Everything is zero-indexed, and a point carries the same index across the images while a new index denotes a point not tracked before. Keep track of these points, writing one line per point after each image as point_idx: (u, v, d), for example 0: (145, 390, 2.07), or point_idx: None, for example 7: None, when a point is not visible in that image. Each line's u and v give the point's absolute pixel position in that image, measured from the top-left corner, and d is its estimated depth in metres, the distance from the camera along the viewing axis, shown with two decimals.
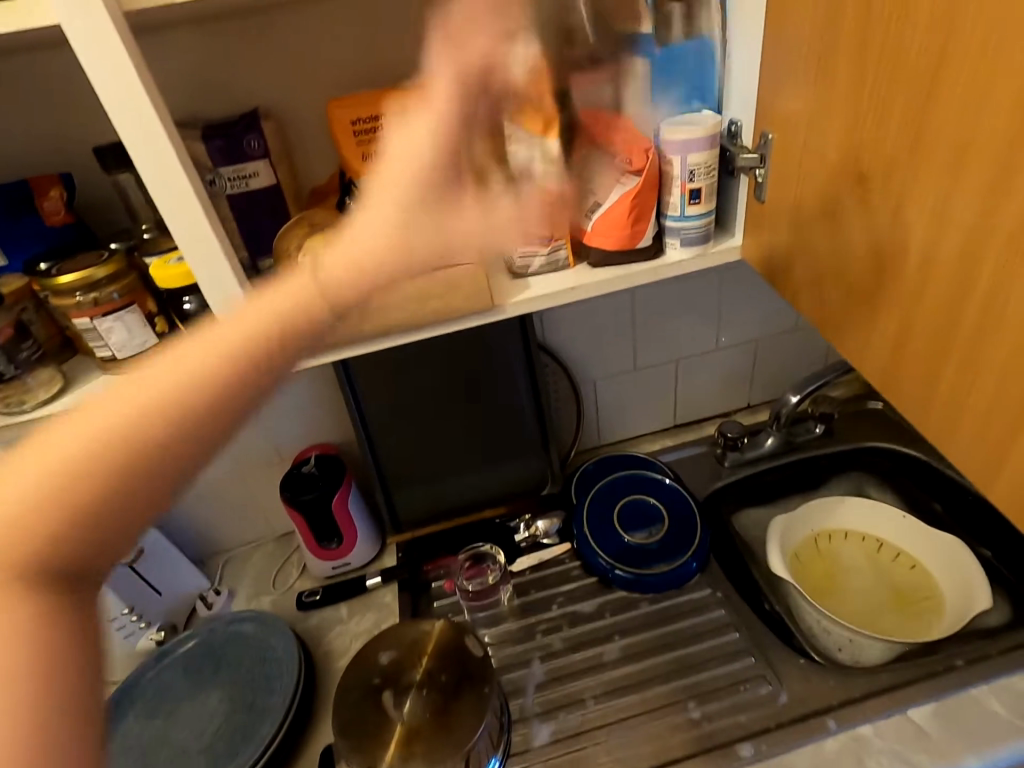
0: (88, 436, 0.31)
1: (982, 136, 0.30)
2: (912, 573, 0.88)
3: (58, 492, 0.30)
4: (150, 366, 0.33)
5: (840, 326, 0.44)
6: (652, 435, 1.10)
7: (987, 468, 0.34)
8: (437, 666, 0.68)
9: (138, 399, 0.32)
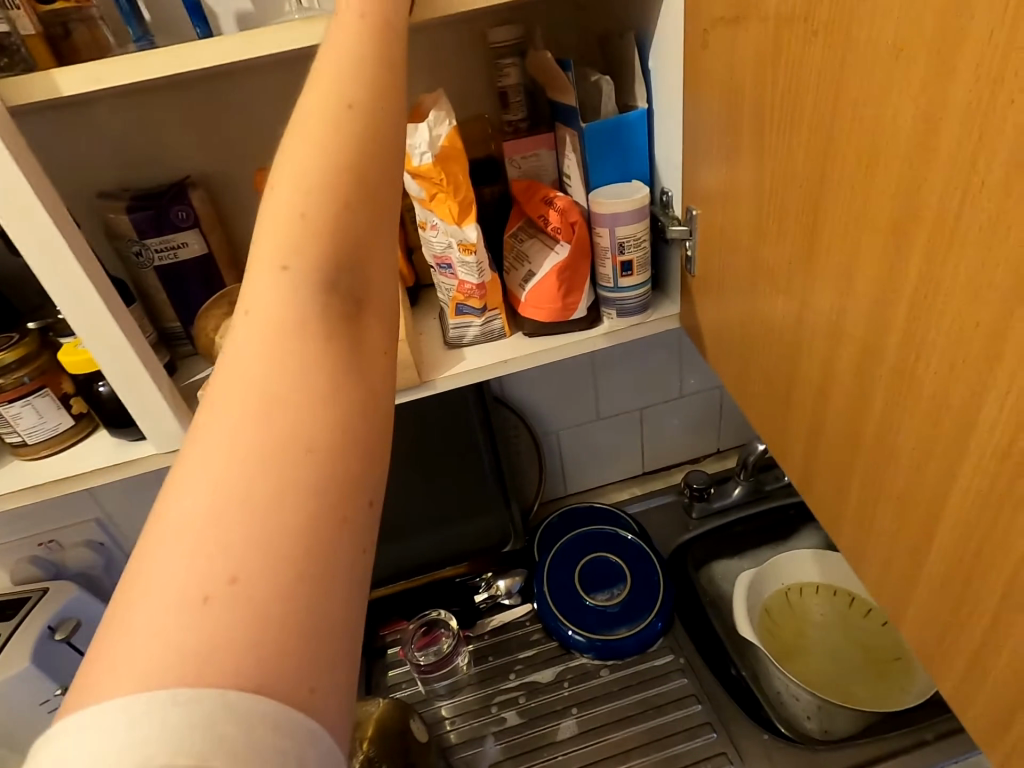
0: (255, 358, 0.27)
1: (862, 267, 0.30)
2: (882, 629, 0.84)
3: (280, 349, 0.28)
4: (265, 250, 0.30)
5: (761, 410, 0.44)
6: (618, 484, 1.07)
7: (896, 587, 0.33)
8: (378, 753, 0.63)
9: (274, 342, 0.28)
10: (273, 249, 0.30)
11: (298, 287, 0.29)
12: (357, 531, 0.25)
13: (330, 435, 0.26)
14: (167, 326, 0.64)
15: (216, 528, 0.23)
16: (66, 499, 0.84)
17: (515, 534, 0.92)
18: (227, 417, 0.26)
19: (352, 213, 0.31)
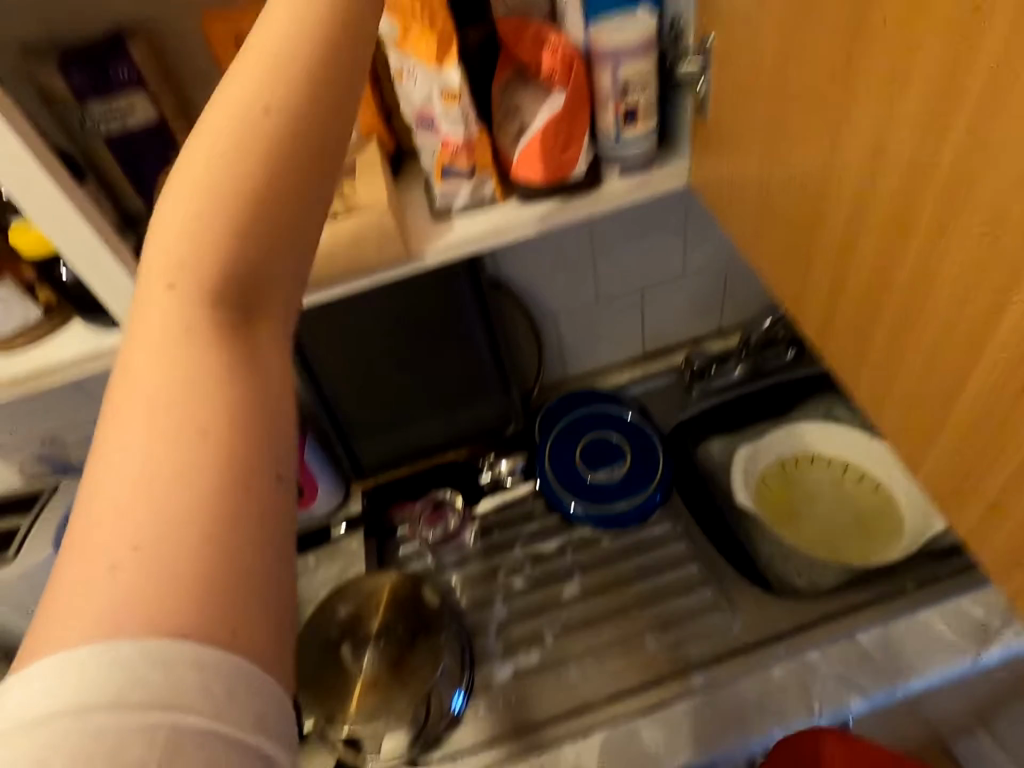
0: (172, 322, 0.27)
1: (916, 78, 0.27)
2: (874, 494, 0.88)
3: (195, 303, 0.27)
4: (172, 209, 0.28)
5: (768, 278, 0.42)
6: (620, 366, 1.05)
7: (929, 431, 0.34)
8: (393, 618, 0.68)
9: (185, 307, 0.27)
10: (177, 194, 0.28)
11: (211, 235, 0.28)
12: (272, 492, 0.25)
13: (229, 403, 0.26)
14: (129, 207, 0.59)
15: (124, 500, 0.23)
16: (61, 396, 0.83)
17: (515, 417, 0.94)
18: (133, 396, 0.26)
19: (245, 188, 0.28)
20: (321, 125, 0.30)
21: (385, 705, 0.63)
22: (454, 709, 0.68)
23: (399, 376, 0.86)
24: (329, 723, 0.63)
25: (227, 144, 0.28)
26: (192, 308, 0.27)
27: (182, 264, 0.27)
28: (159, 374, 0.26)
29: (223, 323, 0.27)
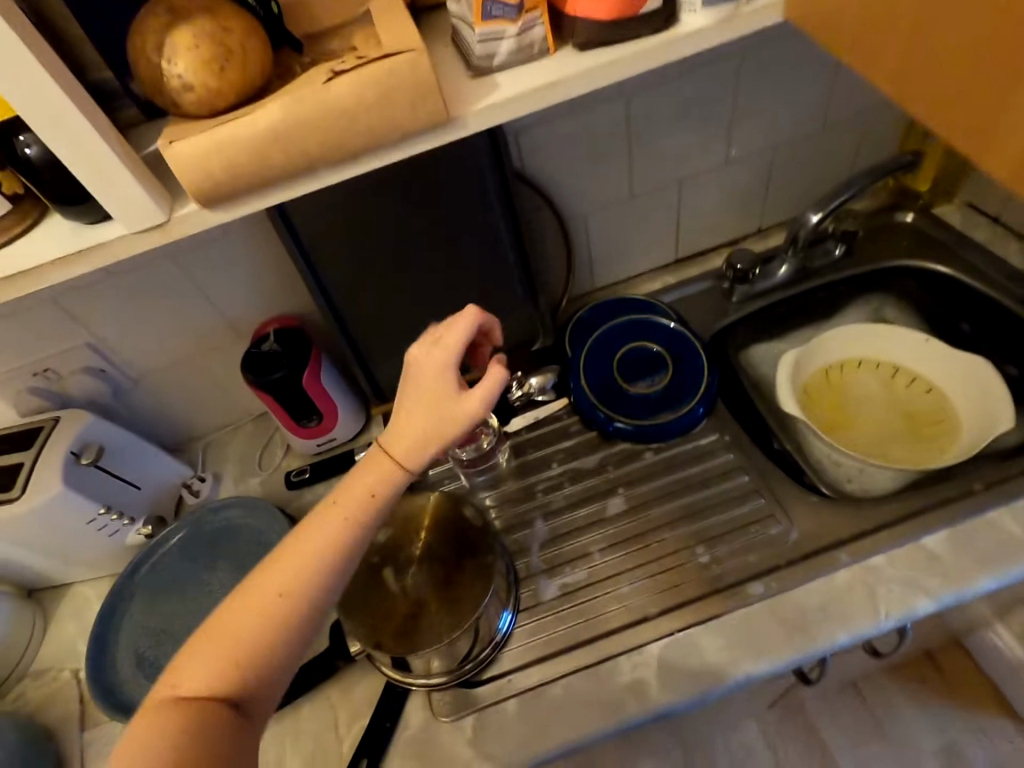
0: (239, 632, 0.46)
1: None
2: (925, 396, 0.83)
3: (160, 708, 0.44)
4: (255, 583, 0.48)
5: (963, 112, 0.36)
6: (650, 274, 0.98)
7: None
8: (436, 541, 0.65)
9: (258, 606, 0.46)
10: (228, 610, 0.47)
11: (203, 659, 0.45)
12: (246, 736, 0.44)
13: (220, 731, 0.43)
14: (95, 78, 0.48)
15: (152, 746, 0.42)
16: (48, 321, 0.76)
17: (543, 330, 0.90)
18: (196, 664, 0.45)
19: (335, 551, 0.49)
20: (391, 481, 0.51)
21: (434, 627, 0.60)
22: (503, 628, 0.66)
23: None
24: (374, 649, 0.60)
25: (309, 551, 0.48)
26: (250, 640, 0.46)
27: (262, 598, 0.47)
28: (328, 512, 0.49)
29: (272, 612, 0.47)
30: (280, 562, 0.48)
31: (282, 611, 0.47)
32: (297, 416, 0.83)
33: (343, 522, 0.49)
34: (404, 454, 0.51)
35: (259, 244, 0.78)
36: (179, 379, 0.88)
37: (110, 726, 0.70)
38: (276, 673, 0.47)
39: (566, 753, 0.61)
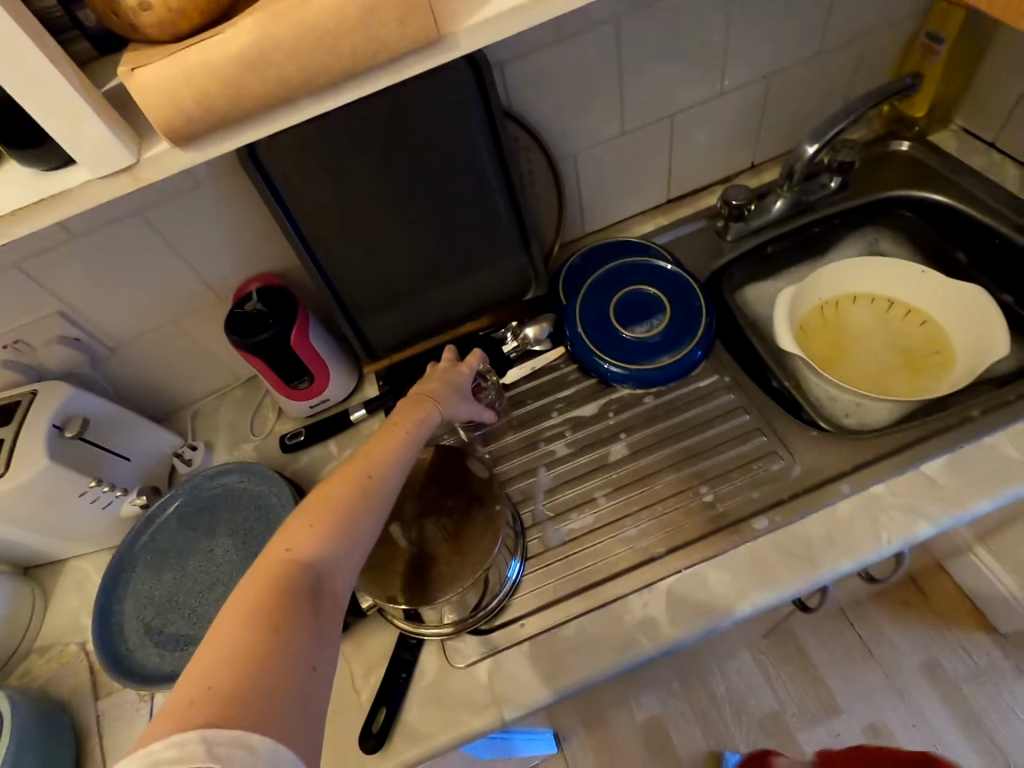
0: (310, 531, 0.50)
1: None
2: (919, 328, 0.83)
3: (244, 596, 0.45)
4: (317, 497, 0.53)
5: None
6: (642, 215, 0.96)
7: None
8: (442, 493, 0.65)
9: (325, 511, 0.52)
10: (295, 522, 0.51)
11: (279, 553, 0.49)
12: (330, 611, 0.47)
13: (309, 604, 0.46)
14: None
15: (248, 621, 0.43)
16: (13, 289, 0.71)
17: (537, 280, 0.87)
18: (274, 559, 0.48)
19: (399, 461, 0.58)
20: (426, 419, 0.63)
21: (444, 578, 0.60)
22: (512, 577, 0.66)
23: None
24: (386, 601, 0.60)
25: (364, 469, 0.56)
26: (320, 537, 0.50)
27: (328, 503, 0.52)
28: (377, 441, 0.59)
29: (339, 515, 0.52)
30: (339, 478, 0.55)
31: (347, 515, 0.52)
32: (288, 378, 0.80)
33: (386, 453, 0.58)
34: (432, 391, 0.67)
35: (232, 197, 0.74)
36: (159, 345, 0.84)
37: (123, 693, 0.70)
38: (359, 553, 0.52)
39: (580, 690, 0.62)
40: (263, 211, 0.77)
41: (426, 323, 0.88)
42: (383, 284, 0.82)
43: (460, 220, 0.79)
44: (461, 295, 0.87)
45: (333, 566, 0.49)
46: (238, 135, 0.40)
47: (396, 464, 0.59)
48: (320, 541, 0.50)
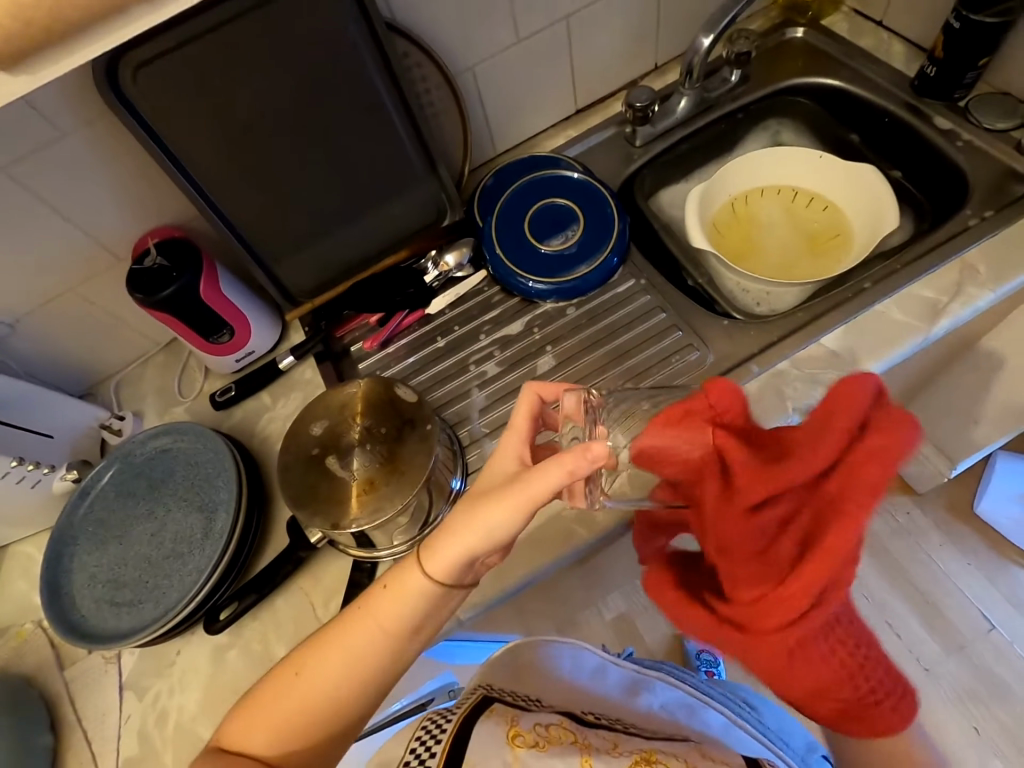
0: (276, 726, 0.50)
1: None
2: (823, 213, 0.87)
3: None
4: (293, 682, 0.51)
5: None
6: (552, 129, 0.94)
7: None
8: (375, 422, 0.66)
9: (294, 707, 0.50)
10: (267, 699, 0.51)
11: (245, 740, 0.50)
12: None
13: None
14: None
15: None
16: None
17: (450, 204, 0.86)
18: (237, 739, 0.50)
19: (367, 665, 0.51)
20: (421, 595, 0.52)
21: (384, 498, 0.62)
22: (456, 491, 0.69)
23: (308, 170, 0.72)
24: (332, 529, 0.61)
25: (345, 659, 0.51)
26: (283, 733, 0.50)
27: (299, 700, 0.50)
28: (368, 617, 0.52)
29: (308, 714, 0.50)
30: (319, 664, 0.51)
31: (318, 719, 0.50)
32: (207, 333, 0.78)
33: (377, 632, 0.51)
34: (434, 563, 0.52)
35: (110, 143, 0.69)
36: (62, 316, 0.80)
37: (88, 660, 0.71)
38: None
39: (523, 588, 0.67)
40: (147, 156, 0.72)
41: (345, 263, 0.87)
42: (291, 226, 0.80)
43: (361, 149, 0.77)
44: (376, 230, 0.85)
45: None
46: (73, 57, 0.37)
47: (379, 657, 0.51)
48: (278, 746, 0.49)
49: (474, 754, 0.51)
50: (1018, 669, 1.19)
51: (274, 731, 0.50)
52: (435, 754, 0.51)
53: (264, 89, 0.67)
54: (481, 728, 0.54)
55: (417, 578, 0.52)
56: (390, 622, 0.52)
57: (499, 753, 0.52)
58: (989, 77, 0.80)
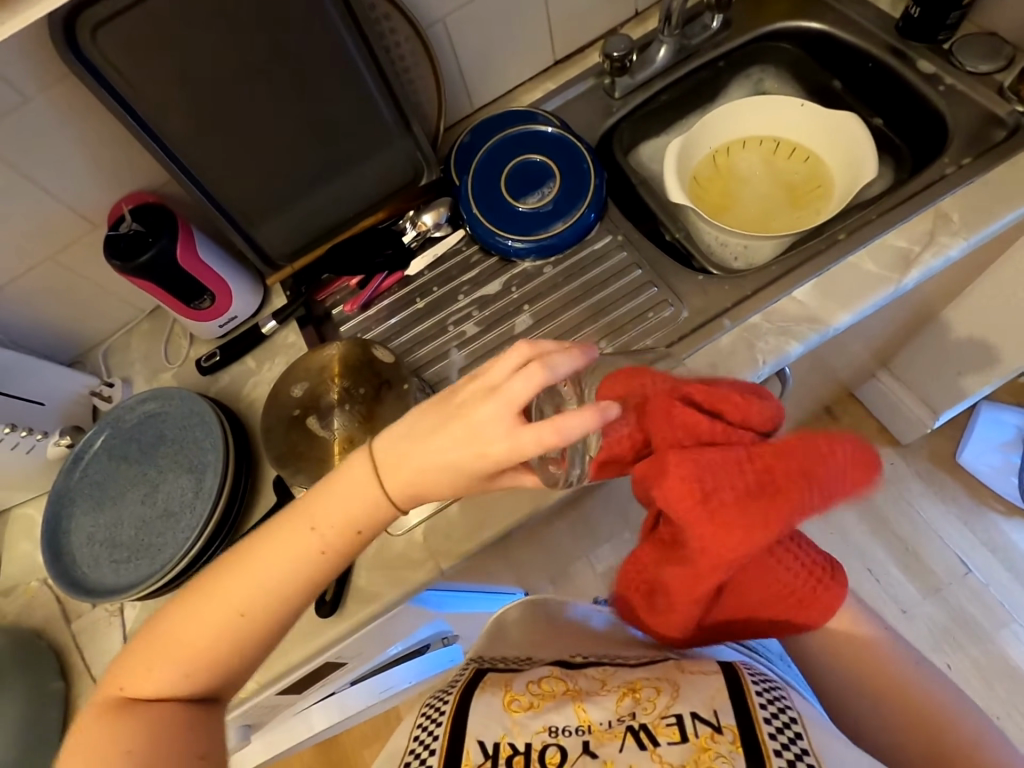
0: (212, 645, 0.52)
1: None
2: (803, 165, 0.86)
3: (121, 709, 0.51)
4: (221, 594, 0.51)
5: None
6: (530, 83, 0.92)
7: None
8: (353, 383, 0.67)
9: (227, 625, 0.51)
10: (202, 623, 0.51)
11: (177, 664, 0.51)
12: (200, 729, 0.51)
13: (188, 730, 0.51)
14: None
15: (107, 745, 0.49)
16: None
17: (427, 164, 0.85)
18: (167, 663, 0.51)
19: (300, 584, 0.52)
20: (374, 519, 0.52)
21: None
22: None
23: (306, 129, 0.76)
24: (315, 486, 0.64)
25: (277, 572, 0.52)
26: (215, 646, 0.52)
27: (228, 617, 0.51)
28: (306, 532, 0.52)
29: (242, 631, 0.52)
30: (251, 583, 0.51)
31: (251, 632, 0.52)
32: (188, 298, 0.78)
33: (318, 536, 0.52)
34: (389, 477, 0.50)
35: (74, 106, 0.68)
36: (43, 285, 0.80)
37: (93, 613, 0.74)
38: (229, 680, 0.54)
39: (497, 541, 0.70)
40: (113, 119, 0.72)
41: (321, 226, 0.87)
42: (266, 188, 0.79)
43: (331, 108, 0.76)
44: (353, 191, 0.85)
45: (222, 678, 0.53)
46: (29, 7, 0.39)
47: (305, 567, 0.52)
48: (212, 661, 0.52)
49: (474, 728, 0.55)
50: (993, 609, 1.24)
51: (209, 651, 0.52)
52: (436, 750, 0.55)
53: (226, 47, 0.65)
54: (478, 704, 0.58)
55: (376, 498, 0.51)
56: (330, 528, 0.52)
57: (499, 720, 0.56)
58: (974, 17, 0.78)
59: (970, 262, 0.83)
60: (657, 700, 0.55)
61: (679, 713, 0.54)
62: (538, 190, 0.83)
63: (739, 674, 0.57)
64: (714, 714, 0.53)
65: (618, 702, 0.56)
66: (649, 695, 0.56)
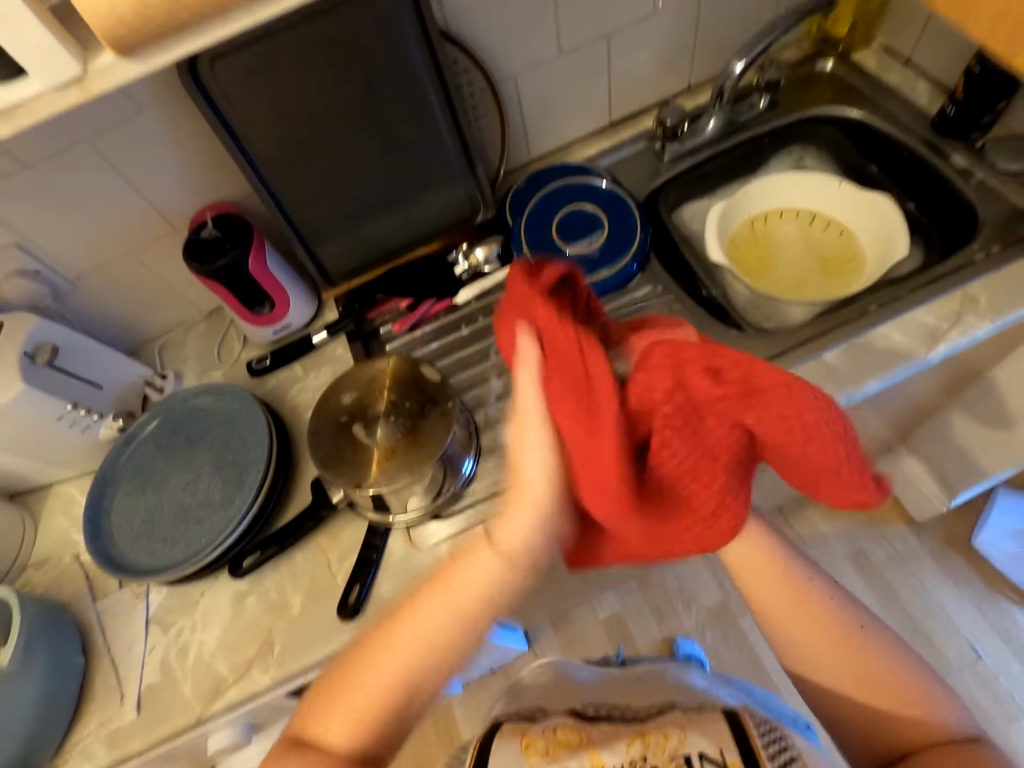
0: (384, 691, 0.54)
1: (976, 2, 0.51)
2: (838, 239, 0.91)
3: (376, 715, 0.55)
4: (370, 673, 0.54)
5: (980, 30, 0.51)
6: (586, 140, 0.99)
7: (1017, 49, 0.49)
8: (400, 396, 0.71)
9: (376, 699, 0.54)
10: (352, 701, 0.54)
11: (360, 707, 0.54)
12: (396, 696, 0.54)
13: (380, 706, 0.54)
14: None
15: (352, 713, 0.54)
16: None
17: (483, 202, 0.92)
18: (345, 699, 0.54)
19: (451, 618, 0.53)
20: (484, 566, 0.53)
21: (403, 466, 0.67)
22: (467, 471, 0.73)
23: (411, 196, 0.88)
24: (354, 488, 0.67)
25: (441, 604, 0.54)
26: (390, 660, 0.54)
27: (391, 676, 0.54)
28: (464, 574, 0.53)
29: (412, 676, 0.54)
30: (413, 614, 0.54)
31: (430, 652, 0.54)
32: (249, 303, 0.83)
33: (473, 586, 0.53)
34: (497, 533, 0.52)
35: (178, 122, 0.76)
36: (119, 278, 0.86)
37: (120, 595, 0.77)
38: (426, 649, 0.54)
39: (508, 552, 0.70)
40: (210, 136, 0.79)
41: (381, 250, 0.93)
42: (334, 209, 0.85)
43: (405, 142, 0.82)
44: (413, 219, 0.91)
45: (396, 691, 0.54)
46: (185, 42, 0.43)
47: (479, 582, 0.53)
48: (384, 686, 0.54)
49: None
50: (1003, 701, 1.20)
51: (368, 680, 0.54)
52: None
53: (323, 80, 0.72)
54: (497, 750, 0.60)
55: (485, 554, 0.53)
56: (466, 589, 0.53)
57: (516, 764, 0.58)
58: (1005, 120, 0.84)
59: (994, 344, 0.87)
60: (667, 742, 0.57)
61: (687, 754, 0.54)
62: (586, 236, 0.88)
63: (744, 722, 0.57)
64: (720, 752, 0.53)
65: (628, 747, 0.58)
66: (658, 739, 0.57)
